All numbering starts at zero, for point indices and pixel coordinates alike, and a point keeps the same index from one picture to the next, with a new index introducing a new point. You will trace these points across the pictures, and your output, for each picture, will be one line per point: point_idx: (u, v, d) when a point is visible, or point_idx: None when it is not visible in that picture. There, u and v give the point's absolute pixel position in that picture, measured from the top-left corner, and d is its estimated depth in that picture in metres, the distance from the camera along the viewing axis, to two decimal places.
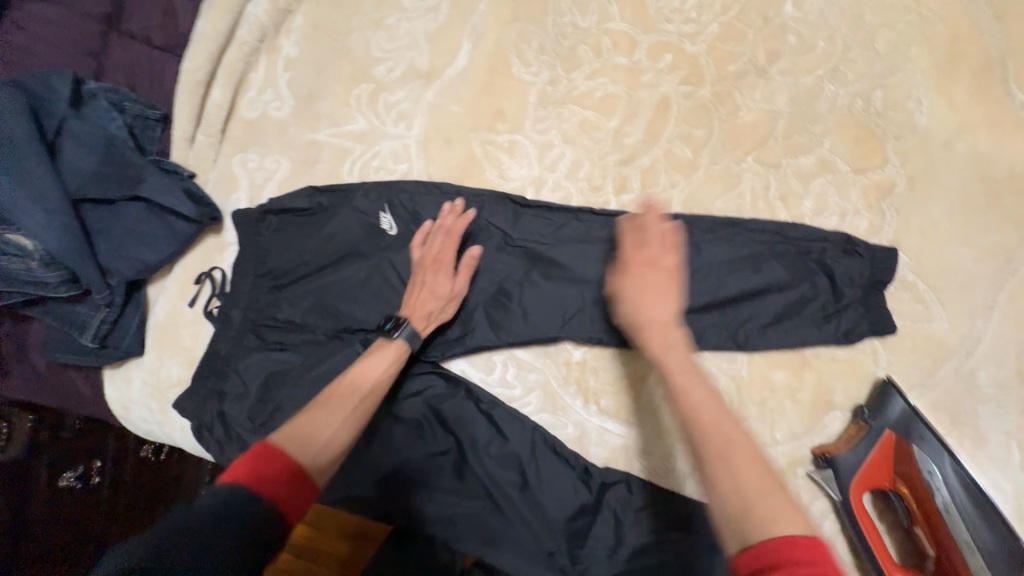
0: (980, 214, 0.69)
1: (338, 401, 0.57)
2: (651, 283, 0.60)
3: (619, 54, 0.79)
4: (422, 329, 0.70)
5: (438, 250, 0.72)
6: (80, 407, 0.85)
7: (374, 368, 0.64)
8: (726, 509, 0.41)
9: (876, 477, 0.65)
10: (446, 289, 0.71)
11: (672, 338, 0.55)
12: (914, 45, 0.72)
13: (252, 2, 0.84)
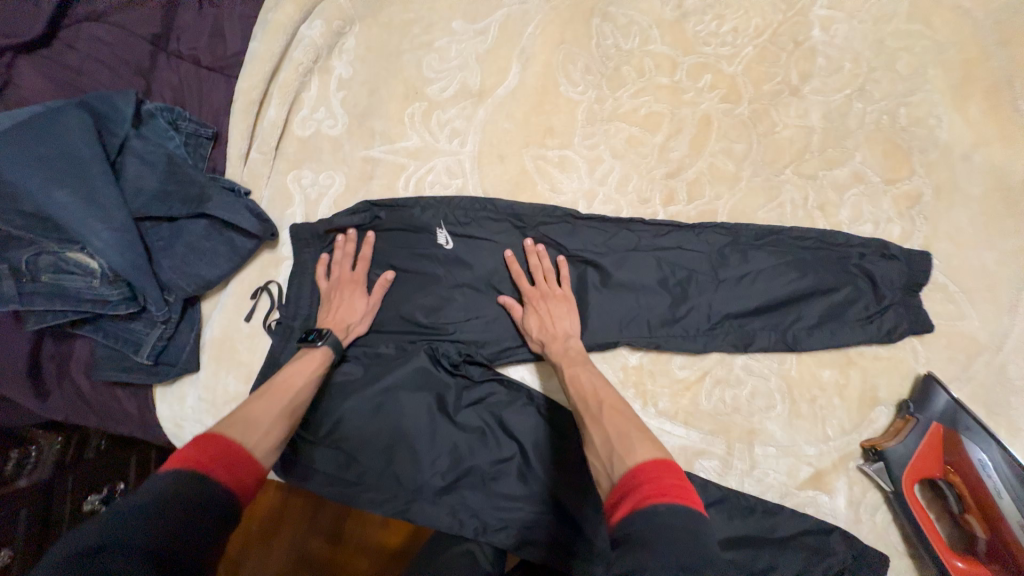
0: (999, 220, 0.75)
1: (271, 398, 0.65)
2: (547, 305, 0.76)
3: (661, 75, 0.84)
4: (344, 339, 0.76)
5: (349, 268, 0.79)
6: (121, 427, 0.82)
7: (300, 369, 0.71)
8: (601, 459, 0.59)
9: (930, 467, 0.68)
10: (362, 305, 0.79)
11: (561, 346, 0.74)
12: (931, 67, 0.79)
13: (306, 25, 0.86)
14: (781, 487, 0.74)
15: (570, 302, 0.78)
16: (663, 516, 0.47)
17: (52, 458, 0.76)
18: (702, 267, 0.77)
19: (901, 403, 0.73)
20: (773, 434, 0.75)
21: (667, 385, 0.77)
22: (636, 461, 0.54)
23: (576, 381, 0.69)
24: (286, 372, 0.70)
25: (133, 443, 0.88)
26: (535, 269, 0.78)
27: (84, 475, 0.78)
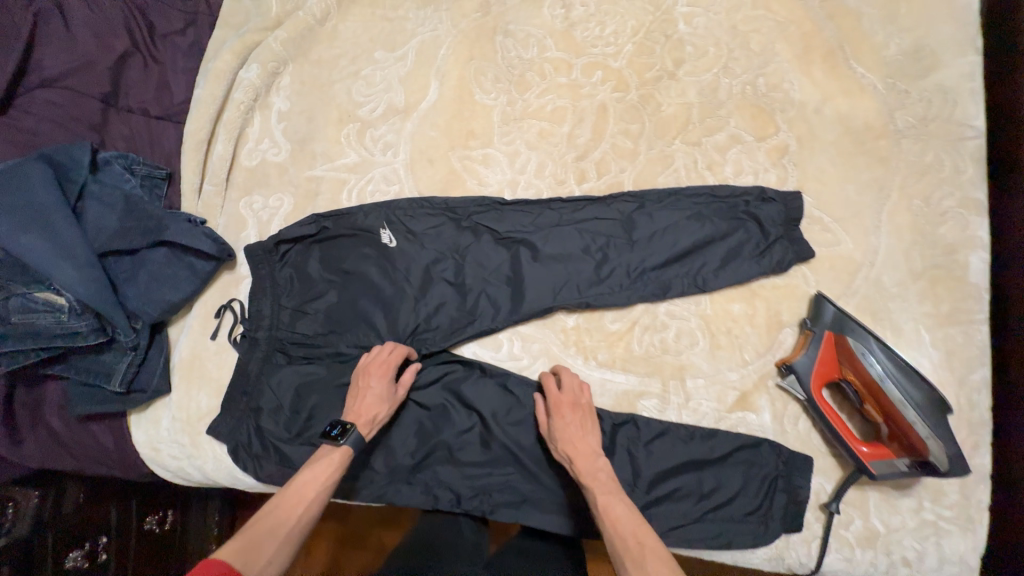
0: (854, 158, 0.89)
1: (282, 514, 0.68)
2: (576, 423, 0.77)
3: (560, 76, 0.97)
4: (367, 432, 0.78)
5: (385, 359, 0.82)
6: (97, 466, 0.90)
7: (314, 475, 0.72)
8: None
9: (822, 370, 0.78)
10: (389, 394, 0.80)
11: (593, 469, 0.74)
12: (778, 43, 0.94)
13: (243, 69, 0.96)
14: (714, 413, 0.83)
15: (594, 415, 0.80)
16: None
17: (30, 513, 0.83)
18: (617, 231, 0.88)
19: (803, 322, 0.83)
20: (699, 366, 0.84)
21: (602, 338, 0.87)
22: None
23: (610, 512, 0.70)
24: (302, 478, 0.72)
25: (112, 494, 0.95)
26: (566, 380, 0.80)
27: (65, 528, 0.86)
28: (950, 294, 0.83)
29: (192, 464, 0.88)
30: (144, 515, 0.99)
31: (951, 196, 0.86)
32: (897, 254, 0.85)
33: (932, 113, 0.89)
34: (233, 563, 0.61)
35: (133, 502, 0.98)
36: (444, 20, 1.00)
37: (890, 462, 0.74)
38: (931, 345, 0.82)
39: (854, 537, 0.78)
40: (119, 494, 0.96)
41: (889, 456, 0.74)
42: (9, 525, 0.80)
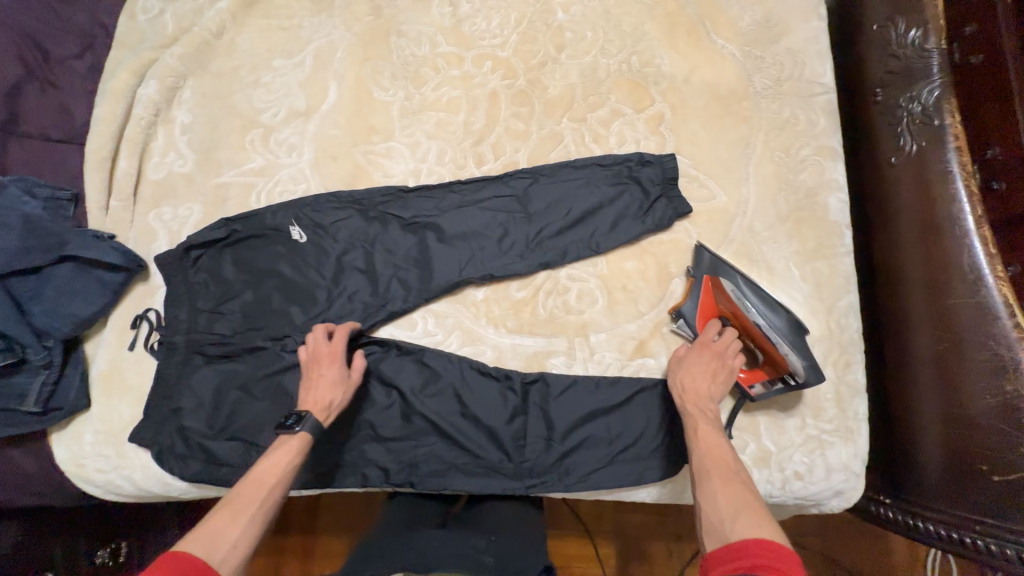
0: (722, 120, 0.98)
1: (243, 501, 0.67)
2: (707, 362, 0.83)
3: (453, 69, 1.03)
4: (325, 417, 0.79)
5: (334, 344, 0.84)
6: (23, 497, 0.90)
7: (277, 460, 0.73)
8: (716, 513, 0.66)
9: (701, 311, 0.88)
10: (342, 379, 0.82)
11: (702, 405, 0.79)
12: (647, 23, 1.03)
13: (142, 86, 0.99)
14: (617, 362, 0.89)
15: (731, 372, 0.83)
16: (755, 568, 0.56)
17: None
18: (515, 207, 0.95)
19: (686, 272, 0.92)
20: (600, 322, 0.91)
21: (510, 307, 0.93)
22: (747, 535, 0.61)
23: (709, 442, 0.75)
24: (262, 464, 0.73)
25: (53, 531, 0.96)
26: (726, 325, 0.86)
27: (7, 567, 0.88)
28: (814, 232, 0.93)
29: (120, 474, 0.89)
30: (94, 550, 1.01)
31: (808, 145, 0.96)
32: (766, 201, 0.94)
33: (786, 74, 0.99)
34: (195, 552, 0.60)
35: (80, 539, 1.00)
36: (339, 25, 1.05)
37: (762, 383, 0.85)
38: (801, 279, 0.91)
39: (751, 459, 0.86)
40: (61, 531, 0.98)
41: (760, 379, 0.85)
42: None
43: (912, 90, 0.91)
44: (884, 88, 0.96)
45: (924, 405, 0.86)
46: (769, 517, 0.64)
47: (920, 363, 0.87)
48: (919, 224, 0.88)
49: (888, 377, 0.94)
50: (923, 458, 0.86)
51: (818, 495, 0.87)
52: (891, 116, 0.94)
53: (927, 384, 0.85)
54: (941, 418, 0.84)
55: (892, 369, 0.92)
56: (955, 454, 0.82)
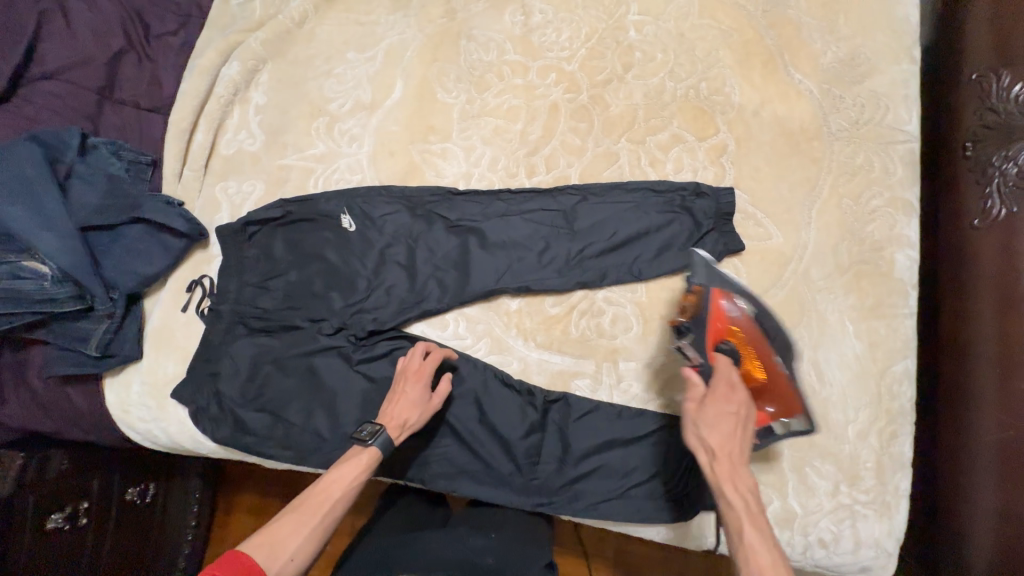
0: (788, 158, 0.94)
1: (309, 509, 0.72)
2: (729, 416, 0.71)
3: (517, 77, 1.04)
4: (396, 436, 0.80)
5: (425, 364, 0.84)
6: (74, 432, 1.01)
7: (345, 474, 0.75)
8: None
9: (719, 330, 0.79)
10: (421, 400, 0.82)
11: (731, 476, 0.69)
12: (721, 50, 1.00)
13: (226, 66, 1.05)
14: (642, 394, 0.87)
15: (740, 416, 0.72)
16: None
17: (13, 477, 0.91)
18: (560, 222, 0.94)
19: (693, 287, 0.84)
20: (630, 349, 0.89)
21: (541, 321, 0.92)
22: None
23: (742, 523, 0.66)
24: (333, 473, 0.75)
25: (92, 465, 1.07)
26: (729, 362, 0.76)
27: (50, 491, 0.97)
28: (875, 287, 0.87)
29: (158, 426, 0.95)
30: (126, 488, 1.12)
31: (881, 195, 0.90)
32: (826, 248, 0.89)
33: (865, 117, 0.94)
34: (257, 556, 0.65)
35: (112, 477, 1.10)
36: (412, 25, 1.08)
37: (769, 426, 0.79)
38: (854, 336, 0.85)
39: (773, 517, 0.82)
40: (100, 467, 1.09)
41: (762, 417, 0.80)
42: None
43: (1008, 149, 0.84)
44: (975, 143, 0.88)
45: (978, 492, 0.79)
46: None
47: (978, 447, 0.80)
48: (997, 296, 0.81)
49: (939, 453, 0.87)
50: (969, 550, 0.79)
51: (841, 567, 0.82)
52: (980, 173, 0.87)
53: (983, 470, 0.79)
54: (995, 511, 0.77)
55: (945, 446, 0.86)
56: (1006, 551, 0.75)
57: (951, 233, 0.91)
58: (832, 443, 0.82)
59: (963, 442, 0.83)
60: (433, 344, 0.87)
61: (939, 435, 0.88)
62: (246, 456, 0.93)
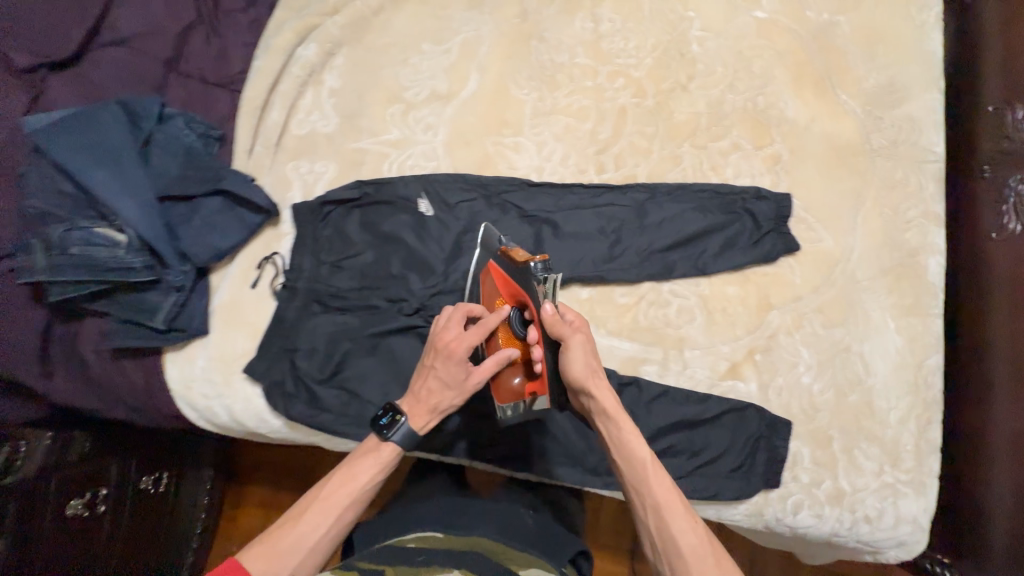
0: (835, 169, 1.03)
1: (329, 504, 0.78)
2: (586, 353, 0.78)
3: (587, 80, 1.10)
4: (425, 418, 0.83)
5: (462, 343, 0.79)
6: (114, 411, 0.96)
7: (359, 476, 0.80)
8: (649, 515, 0.74)
9: (519, 295, 0.82)
10: (453, 381, 0.81)
11: (608, 407, 0.78)
12: (775, 68, 1.09)
13: (302, 47, 1.07)
14: (708, 379, 0.93)
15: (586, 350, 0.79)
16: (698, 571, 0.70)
17: (41, 455, 0.99)
18: (630, 217, 1.00)
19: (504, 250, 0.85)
20: (696, 338, 0.95)
21: (612, 309, 0.97)
22: (685, 542, 0.72)
23: (626, 444, 0.76)
24: (351, 472, 0.80)
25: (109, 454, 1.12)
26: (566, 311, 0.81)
27: (70, 475, 1.02)
28: (912, 289, 0.96)
29: (221, 403, 0.93)
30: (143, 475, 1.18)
31: (916, 208, 1.00)
32: (870, 251, 0.98)
33: (901, 137, 1.04)
34: (283, 541, 0.75)
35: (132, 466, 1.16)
36: (487, 22, 1.12)
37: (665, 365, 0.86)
38: (894, 332, 0.95)
39: (825, 495, 0.89)
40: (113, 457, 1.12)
41: (522, 395, 0.86)
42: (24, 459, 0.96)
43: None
44: (993, 166, 0.99)
45: (996, 477, 0.89)
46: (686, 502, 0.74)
47: (996, 435, 0.90)
48: (1011, 303, 0.91)
49: (961, 443, 0.97)
50: (989, 529, 0.89)
51: (882, 542, 0.90)
52: (998, 194, 0.97)
53: (1001, 457, 0.89)
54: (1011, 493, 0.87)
55: (967, 435, 0.96)
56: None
57: (968, 242, 1.03)
58: (876, 427, 0.91)
59: (983, 431, 0.93)
60: (468, 313, 0.83)
61: (960, 426, 0.98)
62: (316, 434, 0.93)
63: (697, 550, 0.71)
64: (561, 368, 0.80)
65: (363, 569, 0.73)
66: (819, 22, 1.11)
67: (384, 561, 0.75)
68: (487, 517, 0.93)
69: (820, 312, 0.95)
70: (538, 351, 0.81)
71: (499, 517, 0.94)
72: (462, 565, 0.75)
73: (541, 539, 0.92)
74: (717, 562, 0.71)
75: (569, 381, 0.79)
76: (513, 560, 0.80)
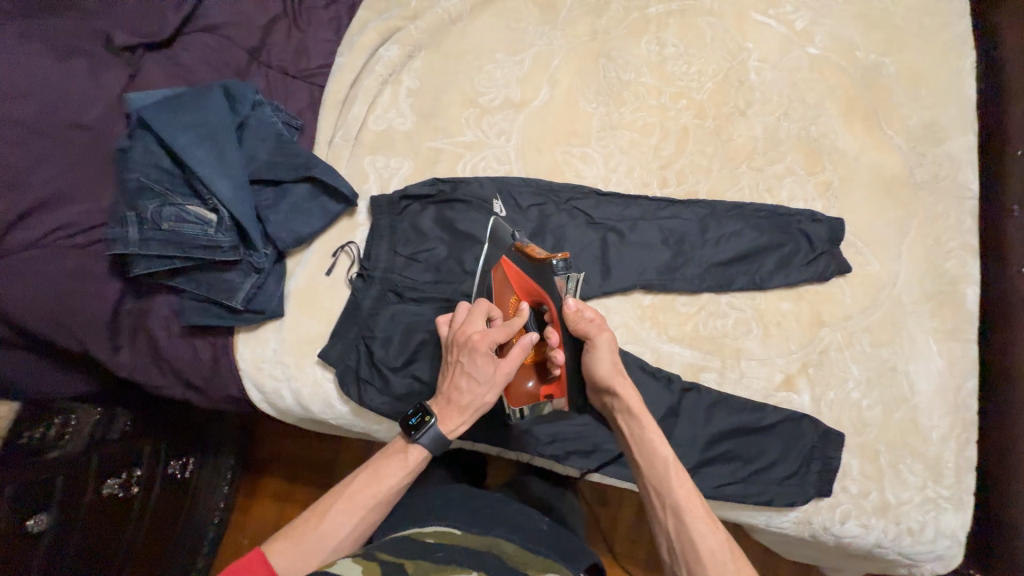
0: (883, 198, 1.09)
1: (358, 500, 0.78)
2: (607, 356, 0.83)
3: (651, 98, 1.14)
4: (454, 418, 0.81)
5: (484, 337, 0.78)
6: (175, 388, 0.96)
7: (387, 478, 0.80)
8: (666, 514, 0.76)
9: (538, 296, 0.84)
10: (481, 377, 0.79)
11: (630, 406, 0.82)
12: (827, 102, 1.13)
13: (384, 49, 1.13)
14: (763, 389, 0.98)
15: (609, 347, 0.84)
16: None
17: (87, 431, 0.96)
18: (692, 230, 1.04)
19: (517, 248, 0.86)
20: (752, 349, 1.00)
21: (673, 317, 1.02)
22: (703, 545, 0.71)
23: (647, 442, 0.80)
24: (380, 471, 0.80)
25: (144, 434, 1.07)
26: (585, 308, 0.85)
27: (110, 455, 0.98)
28: (954, 315, 1.02)
29: (290, 385, 0.96)
30: (169, 461, 1.13)
31: (956, 240, 1.06)
32: (914, 278, 1.04)
33: (942, 173, 1.09)
34: (309, 535, 0.76)
35: (160, 448, 1.10)
36: (559, 38, 1.16)
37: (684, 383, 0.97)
38: (936, 355, 1.00)
39: (871, 506, 0.94)
40: (148, 437, 1.08)
41: (538, 399, 0.88)
42: (70, 436, 0.93)
43: None
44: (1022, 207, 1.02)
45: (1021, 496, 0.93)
46: (704, 503, 0.75)
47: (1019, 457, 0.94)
48: None
49: (984, 464, 1.01)
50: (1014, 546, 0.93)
51: (921, 555, 0.94)
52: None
53: None
54: None
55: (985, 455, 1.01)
56: None
57: (999, 279, 1.04)
58: (919, 443, 0.96)
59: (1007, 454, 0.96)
60: (486, 308, 0.82)
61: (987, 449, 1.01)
62: (381, 421, 0.95)
63: (714, 552, 0.71)
64: (588, 368, 0.86)
65: (383, 561, 0.66)
66: (866, 61, 1.15)
67: (403, 553, 0.69)
68: (517, 518, 0.86)
69: (869, 331, 1.01)
70: (560, 353, 0.84)
71: (526, 519, 0.87)
72: (485, 566, 0.69)
73: (568, 545, 0.84)
74: (738, 570, 0.69)
75: (594, 380, 0.85)
76: (535, 567, 0.73)
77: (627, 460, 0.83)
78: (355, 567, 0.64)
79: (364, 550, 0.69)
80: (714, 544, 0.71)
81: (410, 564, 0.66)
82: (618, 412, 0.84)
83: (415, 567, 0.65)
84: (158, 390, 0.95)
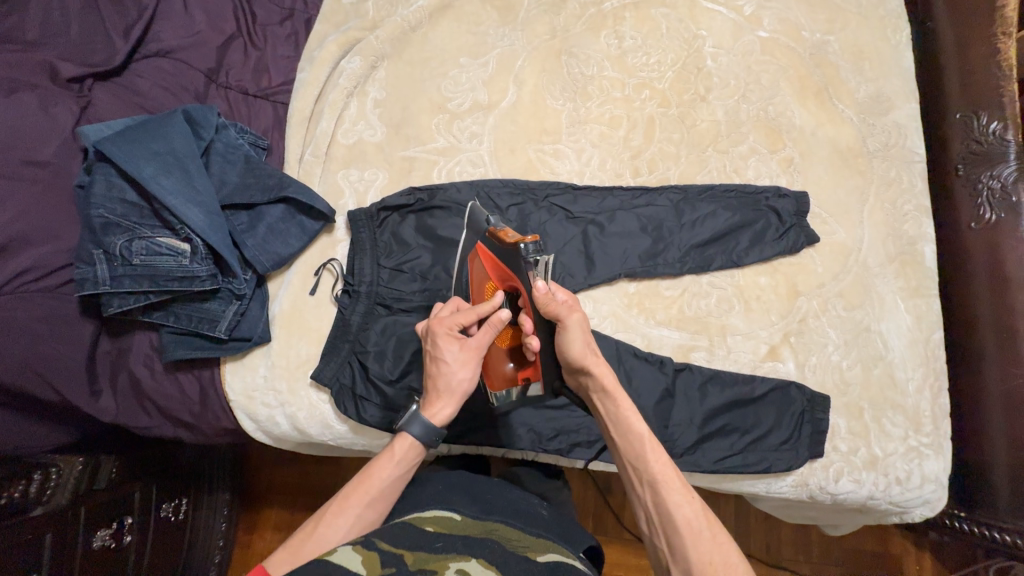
0: (842, 169, 1.14)
1: (352, 496, 0.77)
2: (580, 339, 0.79)
3: (615, 91, 1.16)
4: (431, 405, 0.81)
5: (441, 320, 0.81)
6: (162, 428, 0.93)
7: (379, 472, 0.78)
8: (644, 489, 0.75)
9: (510, 280, 0.81)
10: (448, 359, 0.80)
11: (606, 385, 0.80)
12: (781, 82, 1.18)
13: (346, 61, 1.12)
14: (750, 362, 1.02)
15: (578, 328, 0.79)
16: (697, 551, 0.68)
17: (71, 483, 0.92)
18: (668, 216, 1.07)
19: (491, 231, 0.84)
20: (736, 325, 1.04)
21: (659, 301, 1.05)
22: (681, 515, 0.71)
23: (624, 419, 0.79)
24: (373, 463, 0.79)
25: (133, 478, 1.02)
26: (558, 290, 0.81)
27: (108, 502, 0.95)
28: (916, 273, 1.08)
29: (284, 412, 0.94)
30: (161, 504, 1.08)
31: (911, 202, 1.12)
32: (878, 241, 1.10)
33: (892, 141, 1.15)
34: (306, 536, 0.74)
35: (150, 492, 1.05)
36: (520, 38, 1.17)
37: (674, 363, 1.00)
38: (903, 312, 1.06)
39: (861, 461, 0.99)
40: (138, 479, 1.03)
41: (516, 382, 0.89)
42: (53, 490, 0.89)
43: (993, 169, 1.04)
44: (966, 165, 1.08)
45: (993, 434, 1.00)
46: (681, 475, 0.75)
47: (989, 400, 1.01)
48: (992, 279, 1.02)
49: (955, 409, 1.07)
50: (993, 483, 1.00)
51: (910, 502, 1.00)
52: (972, 188, 1.07)
53: (995, 419, 1.00)
54: (1005, 450, 0.97)
55: (955, 403, 1.07)
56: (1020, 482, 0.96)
57: (952, 236, 1.11)
58: (898, 396, 1.02)
59: (976, 397, 1.03)
60: (456, 301, 0.86)
61: (956, 396, 1.07)
62: (383, 436, 0.94)
63: (691, 522, 0.70)
64: (559, 348, 0.82)
65: (383, 551, 0.66)
66: (813, 40, 1.20)
67: (402, 544, 0.68)
68: (517, 505, 0.87)
69: (842, 296, 1.06)
70: (536, 339, 0.82)
71: (528, 506, 0.88)
72: (485, 553, 0.69)
73: (567, 529, 0.86)
74: (714, 537, 0.69)
75: (568, 361, 0.81)
76: (534, 549, 0.74)
77: (606, 438, 0.83)
78: (356, 556, 0.64)
79: (362, 540, 0.68)
80: (691, 515, 0.71)
81: (409, 555, 0.65)
82: (593, 391, 0.82)
83: (413, 559, 0.65)
84: (145, 432, 0.92)
